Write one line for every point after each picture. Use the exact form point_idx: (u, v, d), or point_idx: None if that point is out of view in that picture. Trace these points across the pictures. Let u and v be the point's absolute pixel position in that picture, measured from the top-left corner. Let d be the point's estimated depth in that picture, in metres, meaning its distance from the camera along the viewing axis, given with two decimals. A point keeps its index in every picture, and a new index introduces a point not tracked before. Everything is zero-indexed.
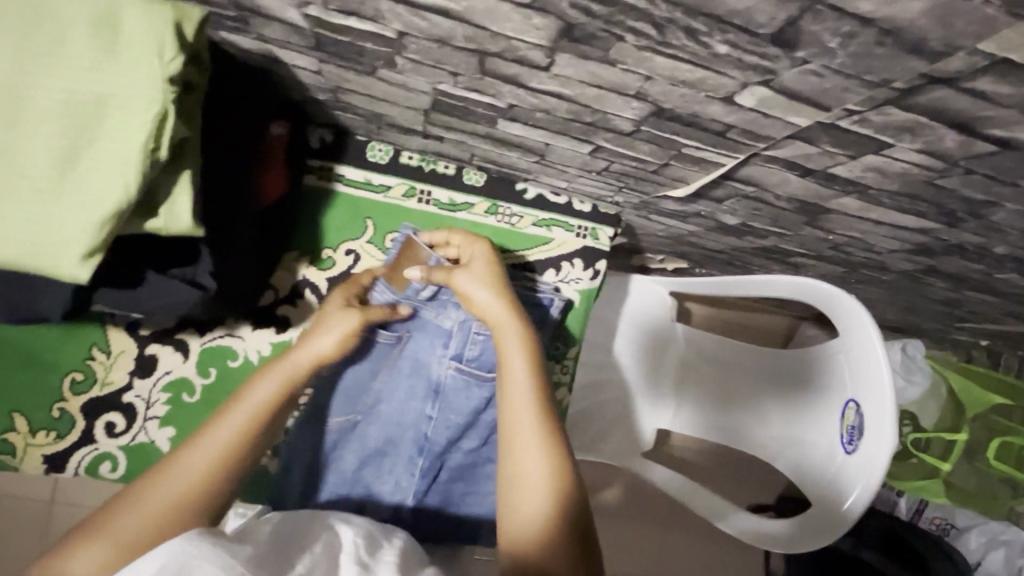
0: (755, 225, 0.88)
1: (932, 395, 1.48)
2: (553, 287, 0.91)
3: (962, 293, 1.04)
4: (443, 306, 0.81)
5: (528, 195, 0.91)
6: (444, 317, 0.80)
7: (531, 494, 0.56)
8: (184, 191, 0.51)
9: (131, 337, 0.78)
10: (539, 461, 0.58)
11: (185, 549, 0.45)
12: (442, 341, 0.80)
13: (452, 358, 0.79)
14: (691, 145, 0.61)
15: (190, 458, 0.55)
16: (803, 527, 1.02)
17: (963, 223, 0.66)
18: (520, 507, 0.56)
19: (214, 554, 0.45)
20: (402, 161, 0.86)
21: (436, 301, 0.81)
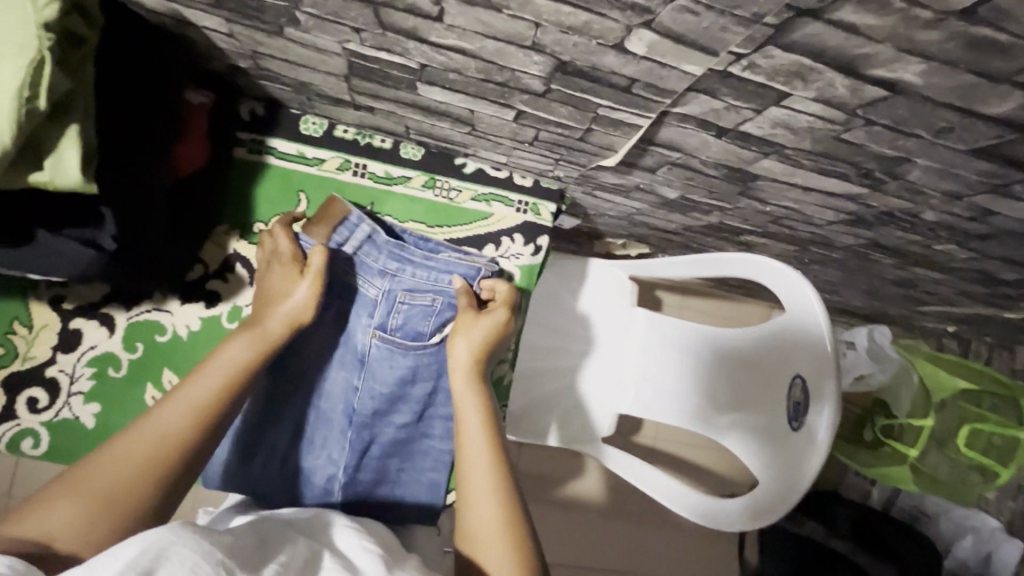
0: (694, 198, 0.88)
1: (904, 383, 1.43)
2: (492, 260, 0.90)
3: (910, 269, 1.04)
4: (367, 273, 0.80)
5: (467, 170, 0.90)
6: (367, 286, 0.80)
7: (481, 502, 0.61)
8: (71, 145, 0.50)
9: (55, 310, 0.77)
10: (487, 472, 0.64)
11: (164, 536, 0.42)
12: (366, 311, 0.81)
13: (376, 327, 0.80)
14: (605, 105, 0.60)
15: (159, 417, 0.55)
16: (748, 506, 1.02)
17: (886, 186, 0.65)
18: (473, 517, 0.60)
19: (195, 546, 0.43)
20: (337, 134, 0.85)
21: (357, 264, 0.80)
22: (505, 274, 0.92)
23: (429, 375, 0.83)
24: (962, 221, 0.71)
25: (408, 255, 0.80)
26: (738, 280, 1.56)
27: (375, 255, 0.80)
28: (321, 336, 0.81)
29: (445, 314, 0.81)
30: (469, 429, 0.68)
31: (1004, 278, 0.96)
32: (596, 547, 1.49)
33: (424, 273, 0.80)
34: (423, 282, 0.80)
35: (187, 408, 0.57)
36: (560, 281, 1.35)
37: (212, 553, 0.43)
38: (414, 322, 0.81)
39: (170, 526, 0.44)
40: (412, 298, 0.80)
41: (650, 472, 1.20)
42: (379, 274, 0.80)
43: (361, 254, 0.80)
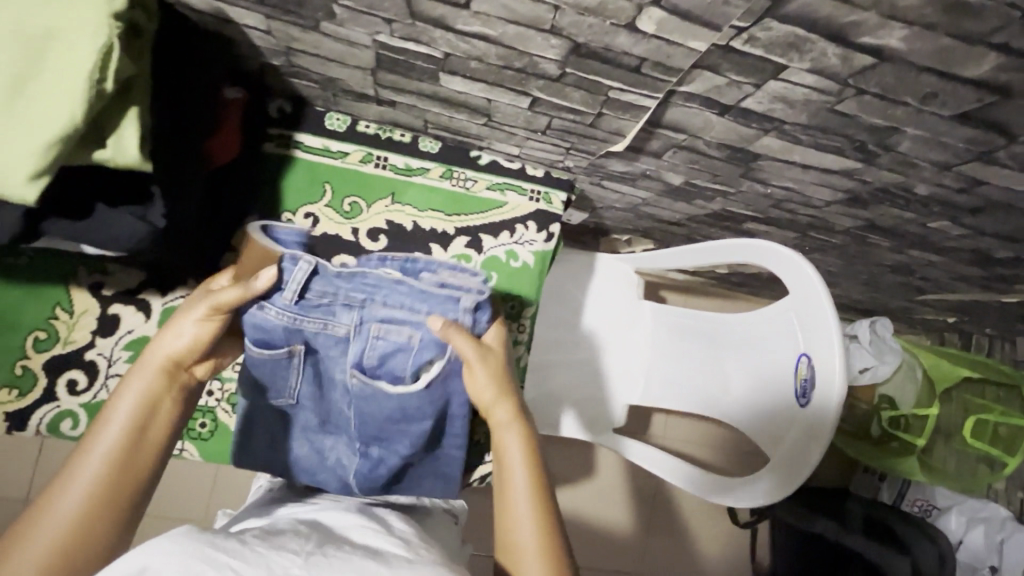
0: (698, 184, 0.92)
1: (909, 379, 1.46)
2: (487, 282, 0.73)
3: (907, 252, 1.08)
4: (325, 311, 0.68)
5: (482, 161, 0.95)
6: (335, 325, 0.69)
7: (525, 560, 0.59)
8: (132, 124, 0.55)
9: (95, 297, 0.81)
10: (528, 523, 0.61)
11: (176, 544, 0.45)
12: (338, 345, 0.70)
13: (352, 365, 0.71)
14: (616, 87, 0.65)
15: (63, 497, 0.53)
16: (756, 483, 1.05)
17: (878, 160, 0.70)
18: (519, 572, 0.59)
19: (197, 553, 0.44)
20: (359, 129, 0.91)
21: (306, 303, 0.68)
22: (520, 260, 0.97)
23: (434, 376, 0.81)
24: (952, 194, 0.76)
25: (377, 281, 0.68)
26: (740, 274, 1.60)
27: (336, 287, 0.68)
28: None
29: (426, 351, 0.70)
30: (512, 483, 0.64)
31: (996, 256, 1.00)
32: (604, 553, 1.50)
33: (397, 302, 0.68)
34: (398, 315, 0.68)
35: (85, 487, 0.54)
36: (569, 278, 1.39)
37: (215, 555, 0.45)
38: (399, 362, 0.71)
39: (175, 542, 0.46)
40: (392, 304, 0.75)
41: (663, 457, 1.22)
42: (344, 308, 0.68)
43: (312, 293, 0.67)
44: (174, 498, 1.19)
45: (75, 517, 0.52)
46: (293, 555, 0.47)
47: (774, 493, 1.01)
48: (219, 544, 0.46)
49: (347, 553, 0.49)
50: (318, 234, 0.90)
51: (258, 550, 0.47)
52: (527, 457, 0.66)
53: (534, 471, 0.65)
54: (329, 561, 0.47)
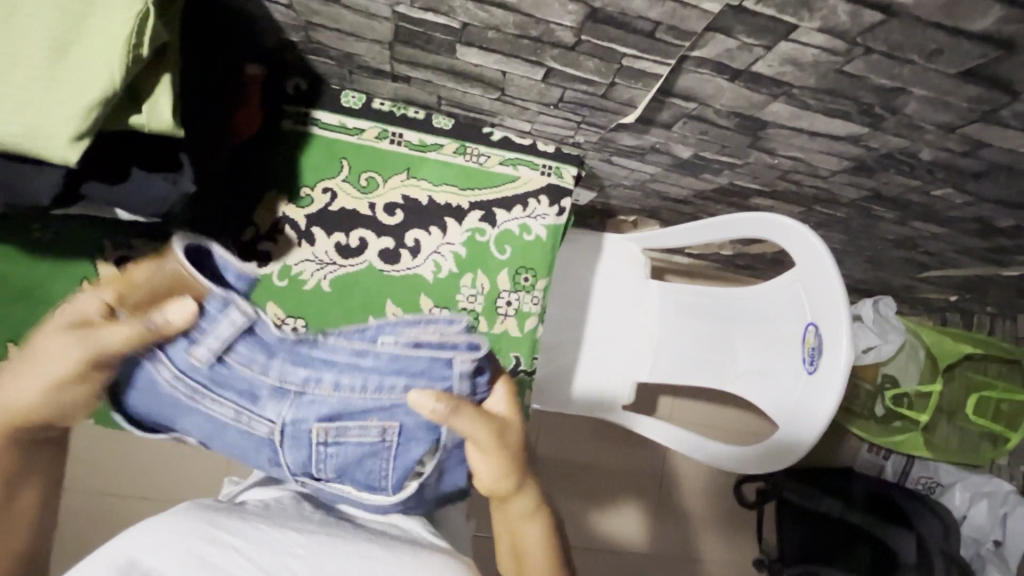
0: (707, 156, 0.94)
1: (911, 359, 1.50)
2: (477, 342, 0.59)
3: (911, 224, 1.10)
4: (260, 395, 0.56)
5: (494, 137, 0.98)
6: (265, 409, 0.57)
7: None
8: (166, 92, 0.57)
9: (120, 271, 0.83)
10: None
11: (177, 521, 0.47)
12: (282, 441, 0.59)
13: (301, 468, 0.61)
14: (630, 55, 0.67)
15: None
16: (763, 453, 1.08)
17: (884, 124, 0.72)
18: None
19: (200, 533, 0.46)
20: (374, 107, 0.93)
21: (231, 381, 0.55)
22: (533, 233, 0.98)
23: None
24: (957, 158, 0.78)
25: (327, 358, 0.55)
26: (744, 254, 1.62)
27: (264, 360, 0.55)
28: None
29: (402, 452, 0.61)
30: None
31: (999, 225, 1.02)
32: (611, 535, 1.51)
33: (353, 385, 0.56)
34: (355, 406, 0.57)
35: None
36: (578, 259, 1.40)
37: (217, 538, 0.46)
38: (358, 456, 0.60)
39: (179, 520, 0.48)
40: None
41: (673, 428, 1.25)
42: (283, 396, 0.56)
43: (234, 356, 0.54)
44: (193, 477, 1.22)
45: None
46: (294, 534, 0.49)
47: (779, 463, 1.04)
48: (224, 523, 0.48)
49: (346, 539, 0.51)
50: (336, 209, 0.92)
51: (260, 527, 0.49)
52: (544, 546, 0.68)
53: (551, 563, 0.68)
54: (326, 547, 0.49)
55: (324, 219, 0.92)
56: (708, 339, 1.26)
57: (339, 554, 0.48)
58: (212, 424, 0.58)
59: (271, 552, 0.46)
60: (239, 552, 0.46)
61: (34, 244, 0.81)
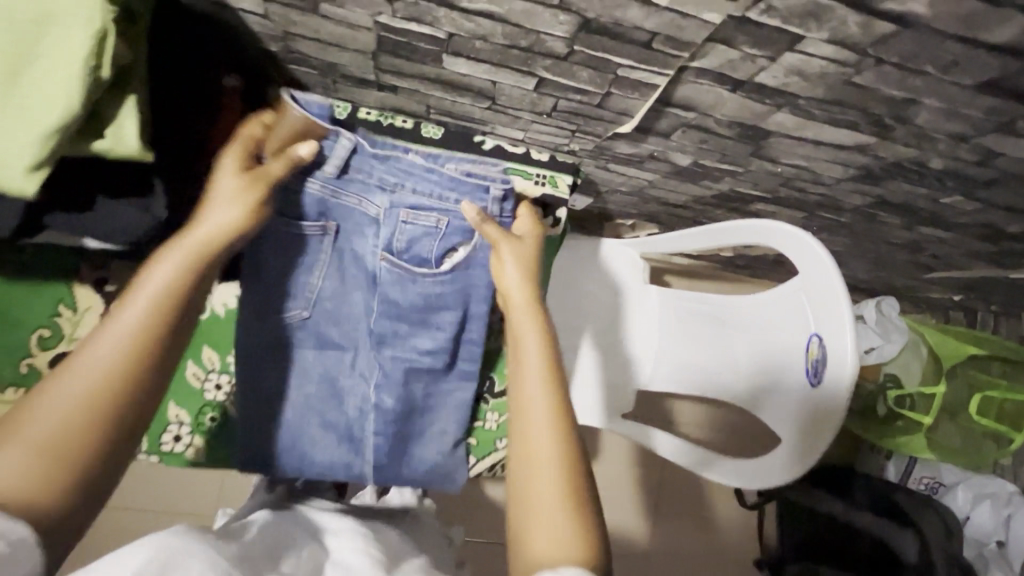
0: (707, 164, 0.91)
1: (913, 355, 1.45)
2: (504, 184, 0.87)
3: (917, 230, 1.07)
4: (365, 192, 0.83)
5: (486, 146, 0.92)
6: (370, 205, 0.83)
7: (547, 511, 0.52)
8: (130, 116, 0.54)
9: (98, 293, 0.80)
10: (546, 438, 0.56)
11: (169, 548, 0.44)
12: (373, 229, 0.85)
13: (383, 249, 0.84)
14: (625, 65, 0.64)
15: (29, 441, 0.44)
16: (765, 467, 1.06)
17: (893, 134, 0.69)
18: (534, 521, 0.52)
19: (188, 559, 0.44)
20: (360, 115, 0.88)
21: (354, 186, 0.83)
22: None
23: (432, 343, 0.87)
24: (968, 167, 0.75)
25: (408, 169, 0.83)
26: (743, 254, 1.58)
27: (371, 171, 0.82)
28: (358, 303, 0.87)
29: (451, 237, 0.85)
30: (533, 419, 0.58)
31: (1008, 231, 0.99)
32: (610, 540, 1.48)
33: (426, 190, 0.83)
34: (426, 200, 0.83)
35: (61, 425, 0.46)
36: (573, 263, 1.37)
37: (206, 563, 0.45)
38: (418, 239, 0.84)
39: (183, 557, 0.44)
40: (414, 216, 0.84)
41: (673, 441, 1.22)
42: (379, 190, 0.83)
43: (352, 171, 0.82)
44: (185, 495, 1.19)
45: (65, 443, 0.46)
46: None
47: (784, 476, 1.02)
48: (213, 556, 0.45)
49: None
50: None
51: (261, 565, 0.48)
52: (551, 411, 0.58)
53: (553, 398, 0.59)
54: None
55: None
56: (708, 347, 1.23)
57: None
58: (314, 255, 0.84)
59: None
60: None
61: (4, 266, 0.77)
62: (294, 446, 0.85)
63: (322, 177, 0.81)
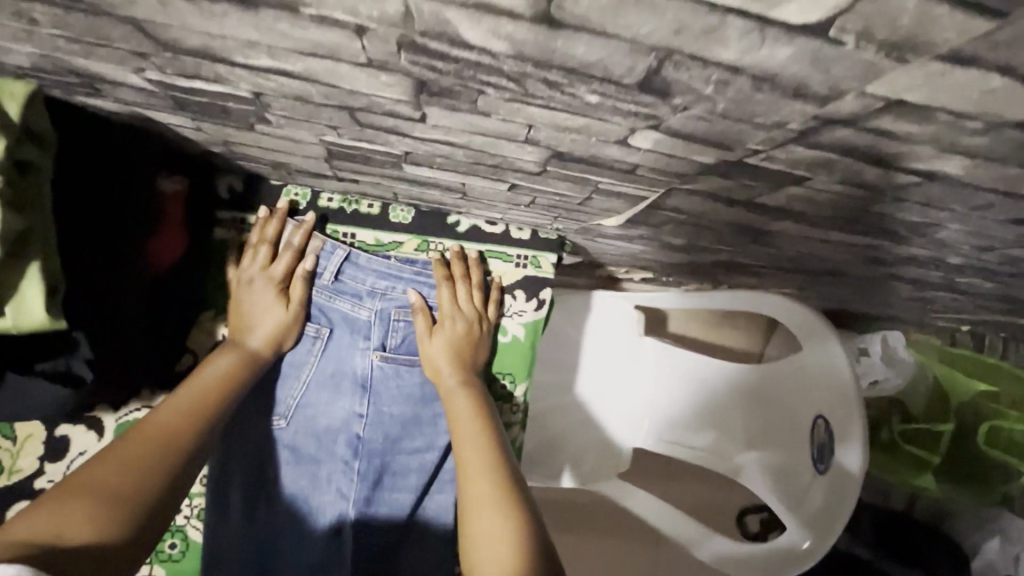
0: (703, 244, 0.84)
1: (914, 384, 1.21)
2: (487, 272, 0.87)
3: (929, 292, 1.00)
4: (356, 295, 0.80)
5: (460, 228, 0.86)
6: (362, 309, 0.80)
7: (488, 514, 0.59)
8: (32, 282, 0.47)
9: (39, 421, 0.73)
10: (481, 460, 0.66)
11: None
12: (363, 331, 0.80)
13: (376, 347, 0.80)
14: (607, 181, 0.56)
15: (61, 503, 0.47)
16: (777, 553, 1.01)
17: (910, 240, 0.61)
18: (480, 523, 0.59)
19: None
20: (321, 203, 0.81)
21: (344, 288, 0.80)
22: (509, 333, 0.88)
23: (422, 445, 0.81)
24: (992, 263, 0.67)
25: (395, 271, 0.81)
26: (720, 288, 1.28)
27: (362, 276, 0.80)
28: (340, 412, 0.79)
29: None
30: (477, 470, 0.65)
31: None
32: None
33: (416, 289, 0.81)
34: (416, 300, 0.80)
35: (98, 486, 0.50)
36: (564, 316, 1.29)
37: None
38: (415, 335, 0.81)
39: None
40: (406, 314, 0.81)
41: (672, 515, 1.20)
42: (370, 294, 0.80)
43: (345, 276, 0.80)
44: None
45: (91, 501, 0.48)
46: None
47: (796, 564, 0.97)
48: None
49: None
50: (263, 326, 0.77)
51: None
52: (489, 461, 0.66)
53: (485, 432, 0.71)
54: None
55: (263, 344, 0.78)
56: (704, 410, 1.19)
57: None
58: (297, 364, 0.79)
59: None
60: None
61: None
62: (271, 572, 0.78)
63: (318, 283, 0.79)
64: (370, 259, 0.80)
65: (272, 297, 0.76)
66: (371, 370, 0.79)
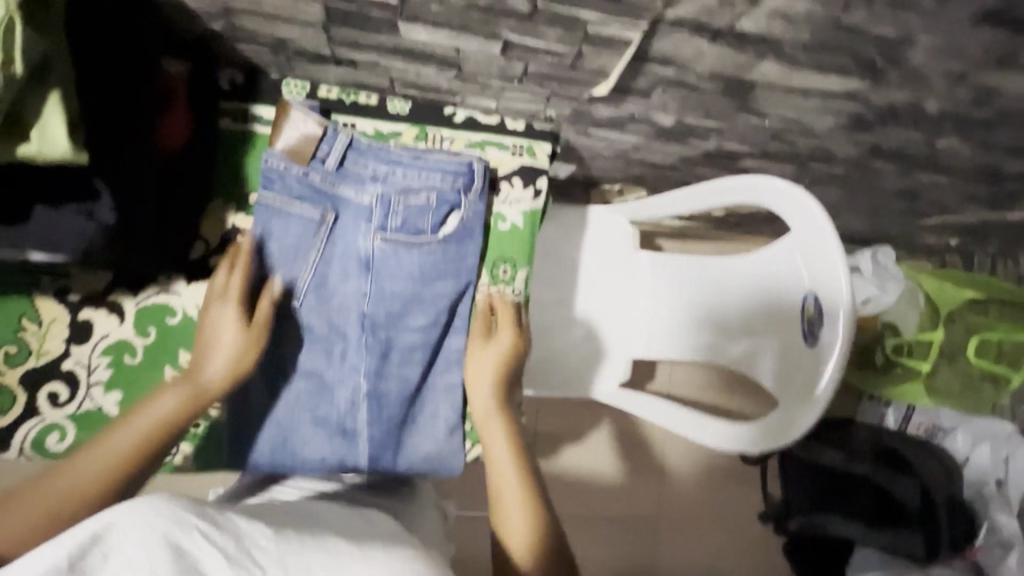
0: (692, 122, 0.86)
1: (912, 304, 1.45)
2: (477, 155, 0.87)
3: (911, 176, 1.04)
4: (357, 181, 0.82)
5: (457, 119, 0.88)
6: (363, 194, 0.82)
7: (505, 486, 0.66)
8: (54, 111, 0.49)
9: (62, 304, 0.76)
10: (502, 449, 0.70)
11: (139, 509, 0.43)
12: (365, 215, 0.83)
13: (376, 229, 0.82)
14: (595, 19, 0.59)
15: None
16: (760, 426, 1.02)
17: (886, 76, 0.64)
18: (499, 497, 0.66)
19: (170, 517, 0.43)
20: (321, 95, 0.83)
21: (345, 174, 0.82)
22: (508, 221, 0.90)
23: (426, 323, 0.85)
24: (966, 107, 0.71)
25: (396, 157, 0.83)
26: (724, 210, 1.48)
27: (364, 162, 0.82)
28: (348, 292, 0.83)
29: (442, 209, 0.84)
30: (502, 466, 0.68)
31: (1006, 170, 0.96)
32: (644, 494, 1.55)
33: (414, 173, 0.83)
34: (415, 183, 0.83)
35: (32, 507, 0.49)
36: (562, 235, 1.32)
37: (188, 526, 0.43)
38: (413, 217, 0.83)
39: (148, 502, 0.44)
40: (407, 199, 0.82)
41: (665, 406, 1.20)
42: (371, 180, 0.82)
43: (348, 162, 0.82)
44: None
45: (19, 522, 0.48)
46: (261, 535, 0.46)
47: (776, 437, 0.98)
48: (195, 509, 0.45)
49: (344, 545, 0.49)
50: (259, 205, 0.80)
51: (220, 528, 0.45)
52: (515, 460, 0.69)
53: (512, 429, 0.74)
54: (305, 549, 0.47)
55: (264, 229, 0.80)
56: (696, 311, 1.20)
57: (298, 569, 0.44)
58: (300, 246, 0.81)
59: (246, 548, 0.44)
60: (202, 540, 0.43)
61: None
62: (288, 444, 0.82)
63: (321, 169, 0.81)
64: (370, 145, 0.82)
65: (237, 313, 0.73)
66: (376, 251, 0.83)
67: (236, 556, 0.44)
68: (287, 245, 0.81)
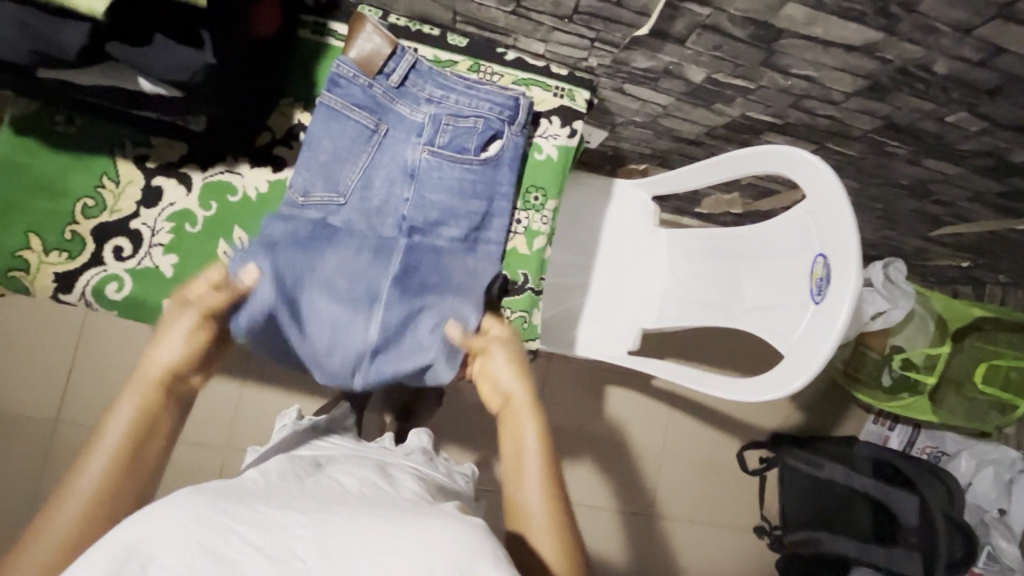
0: (720, 80, 0.94)
1: (922, 331, 1.65)
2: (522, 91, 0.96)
3: (923, 163, 1.10)
4: (414, 100, 0.91)
5: (508, 58, 0.98)
6: (416, 112, 0.91)
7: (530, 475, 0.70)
8: None
9: (138, 168, 0.85)
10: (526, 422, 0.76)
11: (187, 508, 0.49)
12: (415, 131, 0.91)
13: (425, 143, 0.90)
14: None
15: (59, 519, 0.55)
16: (756, 383, 1.06)
17: (898, 25, 0.73)
18: (525, 482, 0.70)
19: (205, 520, 0.48)
20: (390, 22, 0.93)
21: (405, 92, 0.91)
22: (544, 152, 0.98)
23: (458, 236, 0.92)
24: (972, 69, 0.78)
25: (451, 85, 0.92)
26: (734, 202, 1.59)
27: (422, 85, 0.91)
28: (392, 196, 0.90)
29: (487, 135, 0.92)
30: (527, 474, 0.70)
31: (1014, 161, 1.02)
32: (633, 457, 1.78)
33: (466, 101, 0.91)
34: (466, 109, 0.91)
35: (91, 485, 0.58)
36: (585, 204, 1.39)
37: (221, 527, 0.48)
38: (459, 138, 0.91)
39: (182, 506, 0.49)
40: (456, 121, 0.91)
41: (670, 367, 1.25)
42: (426, 101, 0.91)
43: (408, 83, 0.91)
44: (203, 421, 1.41)
45: (94, 490, 0.57)
46: (297, 515, 0.51)
47: (773, 391, 1.02)
48: (224, 509, 0.50)
49: (367, 514, 0.53)
50: (321, 106, 0.88)
51: (258, 509, 0.51)
52: (545, 483, 0.69)
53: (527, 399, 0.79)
54: (336, 526, 0.50)
55: (320, 127, 0.88)
56: (703, 280, 1.25)
57: (340, 534, 0.49)
58: (354, 146, 0.88)
59: (278, 539, 0.48)
60: (240, 534, 0.48)
61: (53, 137, 0.82)
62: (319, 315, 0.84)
63: (384, 84, 0.90)
64: (430, 71, 0.92)
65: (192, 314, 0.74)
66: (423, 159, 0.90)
67: (274, 550, 0.47)
68: (343, 142, 0.88)
